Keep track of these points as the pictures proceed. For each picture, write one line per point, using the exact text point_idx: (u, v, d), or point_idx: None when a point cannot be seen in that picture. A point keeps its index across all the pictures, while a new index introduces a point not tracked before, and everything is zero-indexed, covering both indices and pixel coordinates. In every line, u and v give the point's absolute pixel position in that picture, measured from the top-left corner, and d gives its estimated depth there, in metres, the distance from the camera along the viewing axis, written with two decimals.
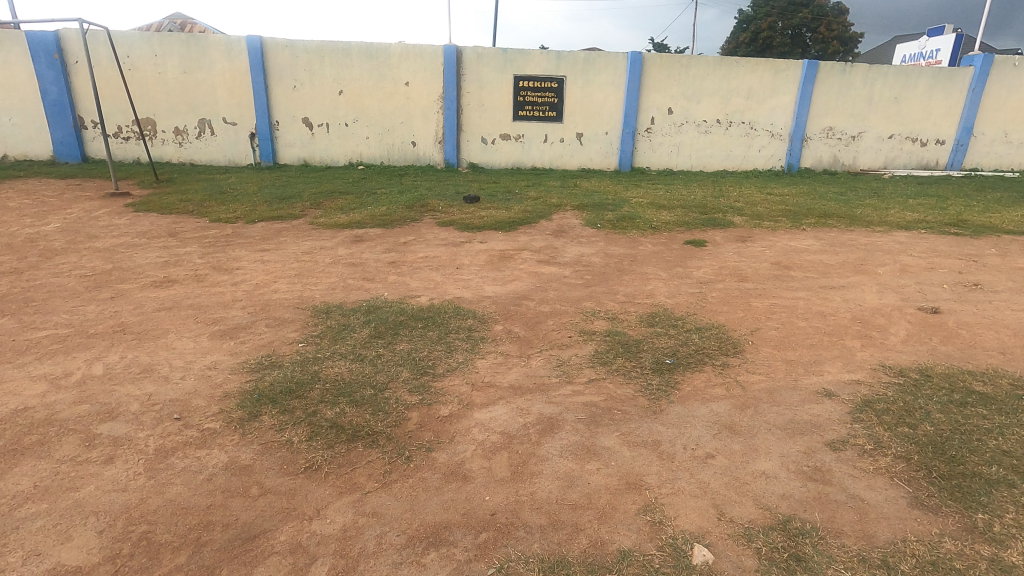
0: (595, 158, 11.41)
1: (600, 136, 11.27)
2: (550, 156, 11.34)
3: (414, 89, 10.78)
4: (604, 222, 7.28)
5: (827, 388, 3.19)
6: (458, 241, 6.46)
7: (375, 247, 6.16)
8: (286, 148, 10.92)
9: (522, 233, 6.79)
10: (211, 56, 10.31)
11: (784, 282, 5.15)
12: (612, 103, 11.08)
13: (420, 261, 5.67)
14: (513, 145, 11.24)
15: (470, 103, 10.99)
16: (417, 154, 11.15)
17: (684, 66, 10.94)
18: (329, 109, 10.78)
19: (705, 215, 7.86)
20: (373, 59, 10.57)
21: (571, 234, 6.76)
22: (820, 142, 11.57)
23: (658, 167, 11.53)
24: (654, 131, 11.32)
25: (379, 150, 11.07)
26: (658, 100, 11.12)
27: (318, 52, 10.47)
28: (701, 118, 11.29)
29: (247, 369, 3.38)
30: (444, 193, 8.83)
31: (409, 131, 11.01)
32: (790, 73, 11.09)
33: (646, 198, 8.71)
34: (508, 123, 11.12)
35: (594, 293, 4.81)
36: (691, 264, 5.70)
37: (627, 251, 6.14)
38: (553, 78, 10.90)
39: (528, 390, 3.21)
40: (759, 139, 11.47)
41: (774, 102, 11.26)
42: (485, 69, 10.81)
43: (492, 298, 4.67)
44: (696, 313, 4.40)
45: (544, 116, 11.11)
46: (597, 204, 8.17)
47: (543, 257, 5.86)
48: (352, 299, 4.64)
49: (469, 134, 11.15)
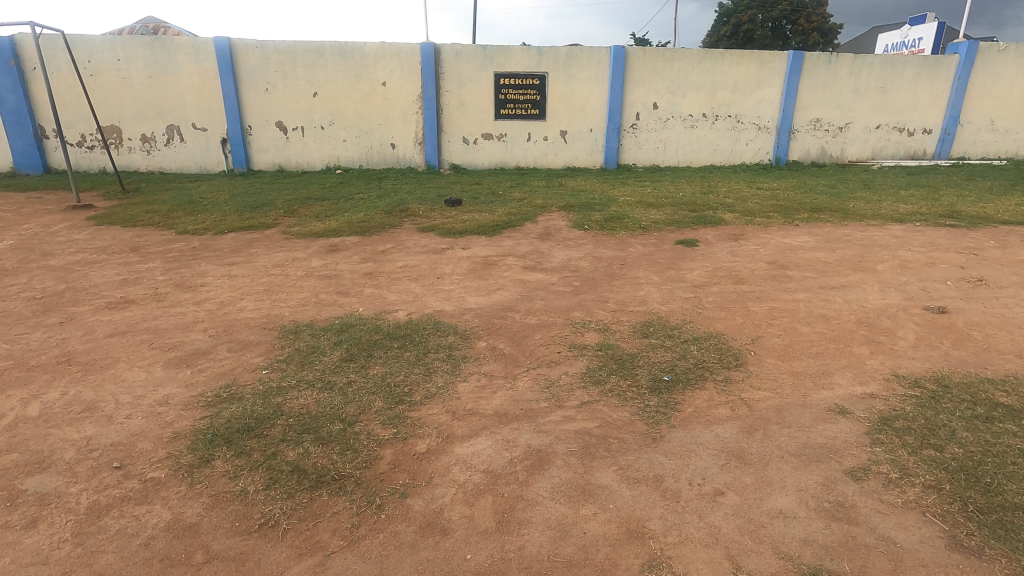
0: (580, 156, 11.13)
1: (585, 133, 11.00)
2: (534, 155, 11.05)
3: (392, 89, 10.42)
4: (591, 224, 7.00)
5: (840, 405, 2.93)
6: (440, 247, 6.15)
7: (351, 257, 5.82)
8: (259, 153, 10.52)
9: (507, 237, 6.49)
10: (178, 59, 9.88)
11: (782, 283, 4.91)
12: (596, 99, 10.81)
13: (398, 271, 5.35)
14: (495, 144, 10.93)
15: (450, 102, 10.66)
16: (397, 156, 10.80)
17: (668, 60, 10.69)
18: (303, 112, 10.39)
19: (695, 213, 7.62)
20: (348, 59, 10.19)
21: (558, 237, 6.47)
22: (808, 134, 11.39)
23: (645, 164, 11.28)
24: (639, 127, 11.07)
25: (357, 153, 10.70)
26: (642, 95, 10.87)
27: (291, 53, 10.08)
28: (687, 113, 11.05)
29: (202, 403, 3.05)
30: (425, 197, 8.51)
31: (387, 132, 10.66)
32: (775, 65, 10.89)
33: (634, 197, 8.45)
34: (490, 122, 10.81)
35: (584, 302, 4.53)
36: (683, 266, 5.44)
37: (616, 254, 5.87)
38: (535, 75, 10.60)
39: (514, 417, 2.91)
40: (746, 133, 11.27)
41: (760, 95, 11.06)
42: (464, 67, 10.49)
43: (475, 310, 4.37)
44: (692, 321, 4.13)
45: (527, 114, 10.81)
46: (584, 204, 7.89)
47: (529, 263, 5.57)
48: (324, 316, 4.31)
49: (450, 134, 10.83)
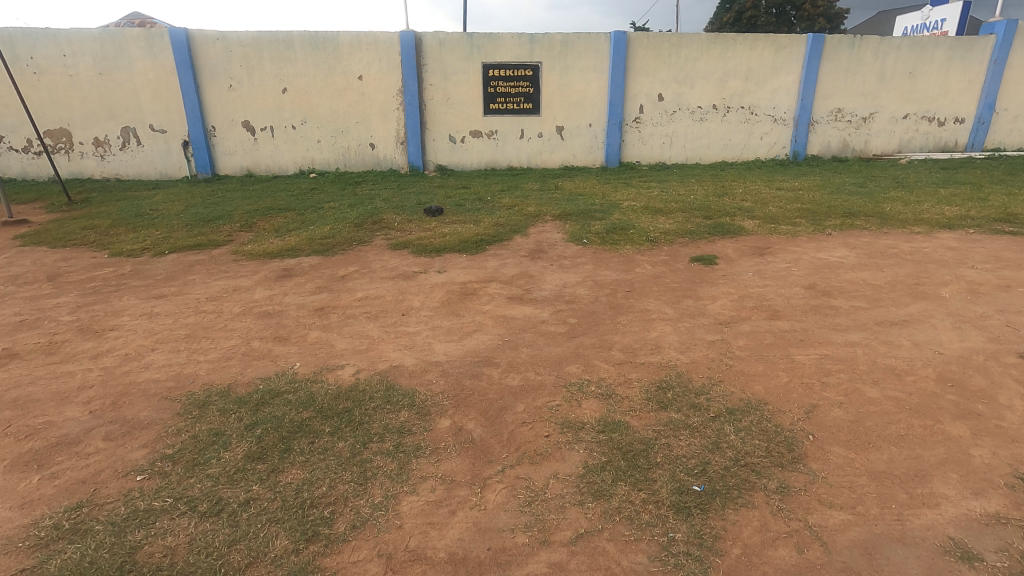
0: (578, 154, 10.15)
1: (583, 129, 10.01)
2: (528, 153, 10.07)
3: (369, 83, 9.45)
4: (591, 236, 6.06)
5: (958, 543, 1.99)
6: (411, 270, 5.21)
7: (304, 285, 4.88)
8: (226, 157, 9.58)
9: (492, 255, 5.55)
10: (130, 53, 8.92)
11: (828, 319, 3.96)
12: (595, 91, 9.81)
13: (358, 305, 4.42)
14: (485, 143, 9.97)
15: (434, 97, 9.68)
16: (377, 157, 9.84)
17: (675, 46, 9.68)
18: (273, 110, 9.44)
19: (709, 220, 6.66)
20: (320, 51, 9.21)
21: (552, 254, 5.52)
22: (828, 126, 10.38)
23: (649, 161, 10.30)
24: (643, 121, 10.07)
25: (333, 154, 9.74)
26: (646, 85, 9.86)
27: (256, 45, 9.10)
28: (696, 104, 10.05)
29: (28, 543, 2.12)
30: (404, 205, 7.55)
31: (365, 131, 9.68)
32: (792, 50, 9.88)
33: (639, 201, 7.49)
34: (478, 119, 9.83)
35: (581, 350, 3.59)
36: (703, 293, 4.50)
37: (621, 277, 4.93)
38: (528, 65, 9.60)
39: (477, 568, 1.97)
40: (760, 125, 10.26)
41: (776, 83, 10.04)
42: (449, 57, 9.49)
43: (442, 365, 3.42)
44: (723, 380, 3.17)
45: (519, 108, 9.82)
46: (582, 212, 6.93)
47: (515, 291, 4.63)
48: (249, 375, 3.37)
49: (435, 132, 9.86)
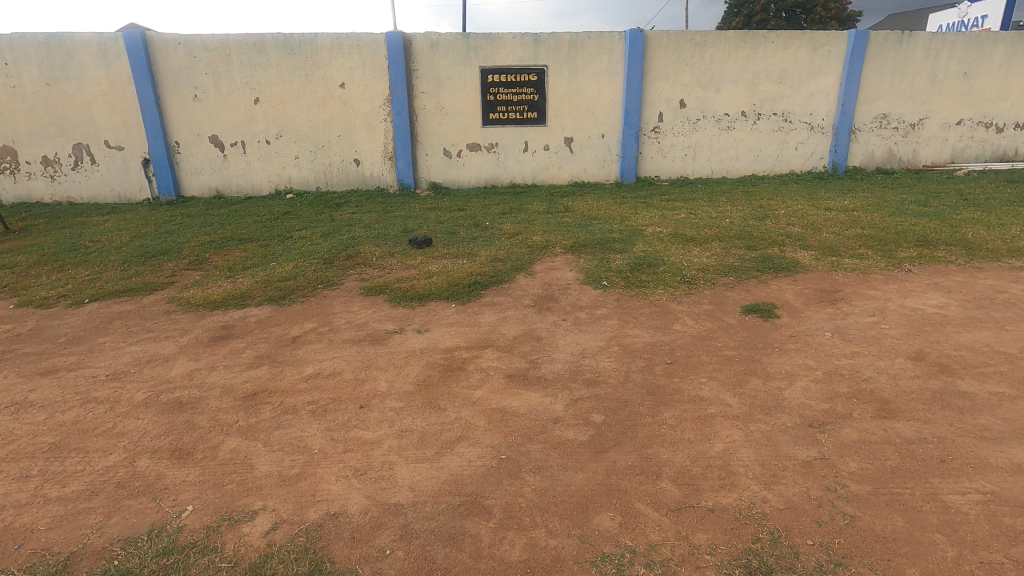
0: (589, 169, 9.00)
1: (594, 140, 8.87)
2: (533, 168, 8.94)
3: (352, 91, 8.38)
4: (611, 275, 4.89)
5: None
6: (383, 328, 4.05)
7: (241, 354, 3.73)
8: (192, 176, 8.52)
9: (488, 304, 4.40)
10: (81, 61, 7.88)
11: (967, 416, 2.77)
12: (608, 98, 8.68)
13: (303, 388, 3.25)
14: (485, 157, 8.85)
15: (426, 106, 8.57)
16: (362, 174, 8.75)
17: (699, 45, 8.54)
18: (244, 122, 8.37)
19: (754, 252, 5.47)
20: (296, 56, 8.15)
21: (564, 303, 4.35)
22: (872, 133, 9.19)
23: (670, 176, 9.14)
24: (663, 131, 8.90)
25: (312, 172, 8.67)
26: (666, 90, 8.72)
27: (223, 50, 8.05)
28: (723, 111, 8.89)
29: None
30: (386, 233, 6.42)
31: (348, 145, 8.60)
32: (831, 49, 8.72)
33: (665, 227, 6.32)
34: (476, 130, 8.70)
35: (616, 480, 2.41)
36: (774, 367, 3.30)
37: (658, 340, 3.75)
38: (532, 69, 8.48)
39: None
40: (795, 134, 9.09)
41: (813, 87, 8.88)
42: (442, 62, 8.39)
43: (404, 513, 2.25)
44: (848, 552, 1.99)
45: (522, 118, 8.69)
46: (598, 241, 5.77)
47: (518, 363, 3.46)
48: (108, 534, 2.21)
49: (427, 145, 8.74)
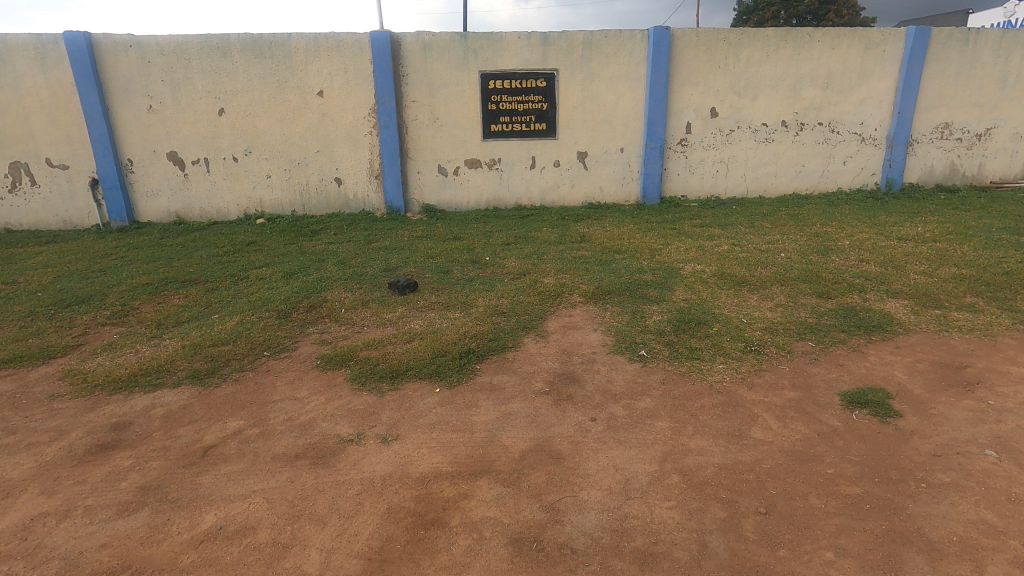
0: (606, 188, 7.83)
1: (612, 155, 7.69)
2: (541, 188, 7.77)
3: (332, 100, 7.26)
4: (649, 340, 3.68)
5: None
6: (335, 433, 2.84)
7: (118, 483, 2.54)
8: (148, 199, 7.40)
9: (485, 389, 3.19)
10: (17, 67, 6.78)
11: None
12: (627, 106, 7.52)
13: (186, 565, 2.05)
14: (485, 175, 7.68)
15: (418, 117, 7.43)
16: (345, 196, 7.61)
17: (733, 45, 7.37)
18: (207, 137, 7.25)
19: (829, 302, 4.25)
20: (266, 60, 7.05)
21: (590, 388, 3.14)
22: (931, 145, 7.98)
23: (698, 195, 7.94)
24: (691, 144, 7.72)
25: (287, 193, 7.54)
26: (695, 97, 7.54)
27: (182, 53, 6.94)
28: (760, 121, 7.71)
29: None
30: (363, 272, 5.24)
31: (328, 163, 7.47)
32: (886, 48, 7.54)
33: (707, 264, 5.11)
34: (476, 144, 7.55)
35: None
36: (936, 531, 2.08)
37: (736, 461, 2.52)
38: (539, 73, 7.33)
39: None
40: (842, 147, 7.89)
41: (864, 92, 7.70)
42: (435, 66, 7.25)
43: None
44: None
45: (529, 129, 7.52)
46: (626, 285, 4.57)
47: (530, 512, 2.24)
48: None
49: (419, 162, 7.59)
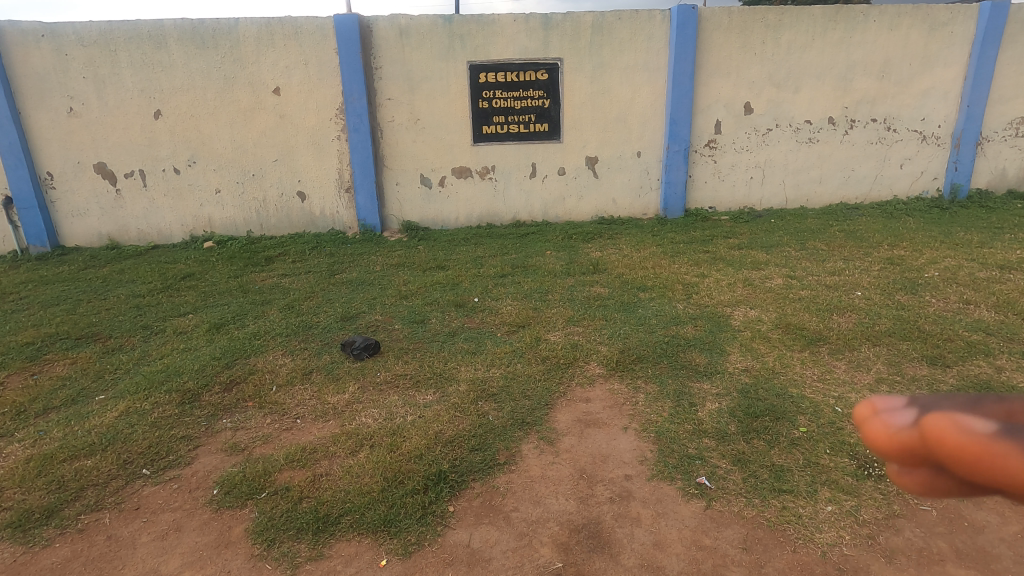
0: (620, 200, 6.62)
1: (627, 160, 6.48)
2: (543, 200, 6.57)
3: (291, 99, 6.05)
4: (708, 451, 2.48)
5: None
6: None
7: None
8: (75, 220, 6.21)
9: (460, 561, 2.00)
10: None
11: None
12: (645, 102, 6.30)
13: None
14: (477, 187, 6.48)
15: (396, 118, 6.22)
16: (310, 213, 6.42)
17: (771, 28, 6.14)
18: (141, 145, 6.05)
19: (950, 374, 3.05)
20: (209, 51, 5.84)
21: (629, 564, 1.95)
22: (1005, 144, 6.73)
23: (729, 207, 6.72)
24: (720, 146, 6.50)
25: (240, 211, 6.34)
26: (726, 91, 6.32)
27: (107, 44, 5.74)
28: (802, 118, 6.49)
29: None
30: (313, 322, 4.04)
31: (289, 174, 6.27)
32: (954, 29, 6.31)
33: (763, 310, 3.90)
34: (465, 150, 6.34)
35: None
36: None
37: None
38: (540, 63, 6.11)
39: None
40: (899, 147, 6.68)
41: (926, 83, 6.48)
42: (414, 56, 6.04)
43: None
44: None
45: (528, 131, 6.31)
46: (663, 348, 3.36)
47: None
48: None
49: (398, 171, 6.38)
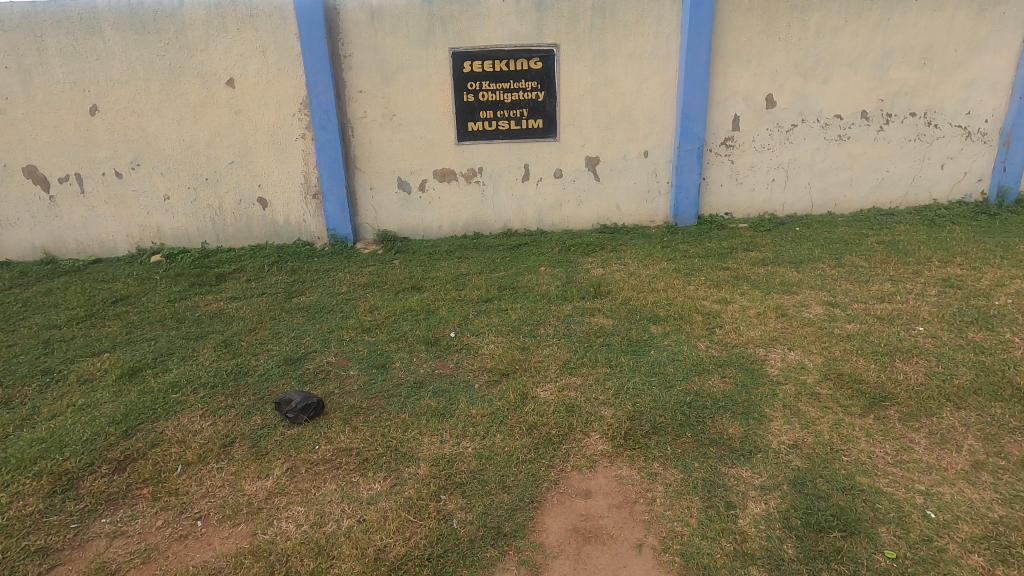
0: (624, 206, 5.85)
1: (632, 161, 5.71)
2: (538, 206, 5.80)
3: (248, 92, 5.28)
4: None
5: None
6: None
7: None
8: (4, 231, 5.45)
9: None
10: None
11: None
12: (654, 95, 5.53)
13: None
14: (463, 191, 5.71)
15: (368, 114, 5.45)
16: (272, 222, 5.66)
17: (799, 8, 5.36)
18: (77, 145, 5.28)
19: None
20: (151, 37, 5.07)
21: None
22: None
23: (747, 214, 5.96)
24: (738, 144, 5.74)
25: (193, 220, 5.58)
26: (745, 81, 5.55)
27: (32, 29, 4.97)
28: (831, 113, 5.72)
29: None
30: (250, 367, 3.28)
31: (247, 177, 5.51)
32: (1007, 10, 5.52)
33: (805, 353, 3.14)
34: (449, 150, 5.57)
35: None
36: None
37: None
38: (533, 50, 5.33)
39: None
40: (940, 145, 5.90)
41: (973, 71, 5.69)
42: (389, 42, 5.26)
43: None
44: None
45: (520, 128, 5.54)
46: (684, 412, 2.60)
47: None
48: None
49: (372, 174, 5.61)
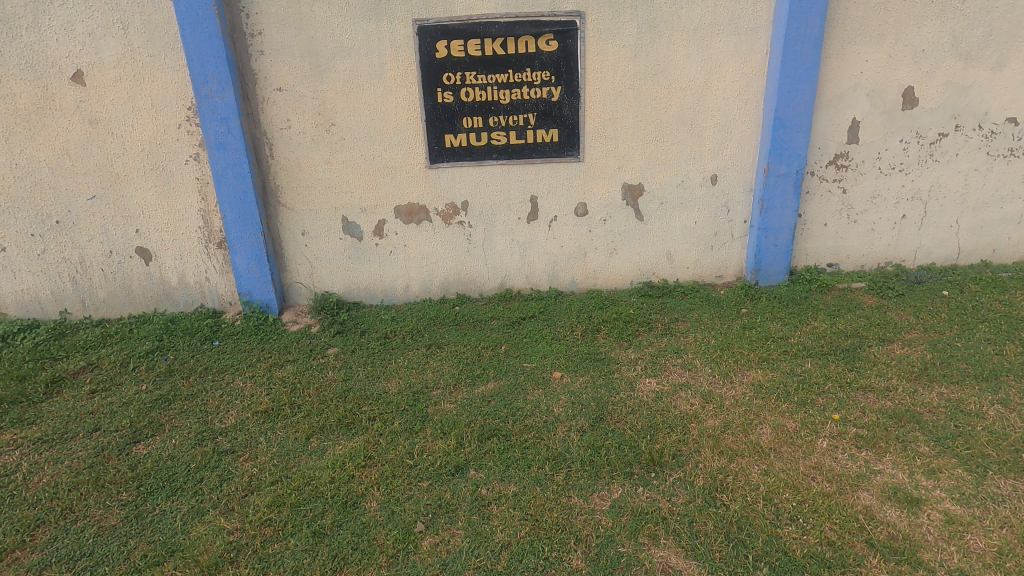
0: (679, 255, 3.94)
1: (694, 189, 3.78)
2: (550, 255, 3.92)
3: (106, 93, 3.45)
4: None
5: None
6: None
7: None
8: None
9: None
10: None
11: None
12: (730, 90, 3.59)
13: None
14: (439, 237, 3.85)
15: (293, 124, 3.59)
16: (160, 283, 3.86)
17: None
18: None
19: None
20: None
21: None
22: None
23: (861, 266, 4.02)
24: (855, 164, 3.78)
25: (44, 281, 3.81)
26: (874, 67, 3.57)
27: None
28: (1001, 115, 3.74)
29: None
30: None
31: (117, 220, 3.71)
32: None
33: None
34: (416, 176, 3.70)
35: None
36: None
37: None
38: (544, 22, 3.42)
39: None
40: None
41: None
42: (318, 13, 3.38)
43: None
44: None
45: (523, 143, 3.65)
46: None
47: None
48: None
49: (304, 213, 3.77)
